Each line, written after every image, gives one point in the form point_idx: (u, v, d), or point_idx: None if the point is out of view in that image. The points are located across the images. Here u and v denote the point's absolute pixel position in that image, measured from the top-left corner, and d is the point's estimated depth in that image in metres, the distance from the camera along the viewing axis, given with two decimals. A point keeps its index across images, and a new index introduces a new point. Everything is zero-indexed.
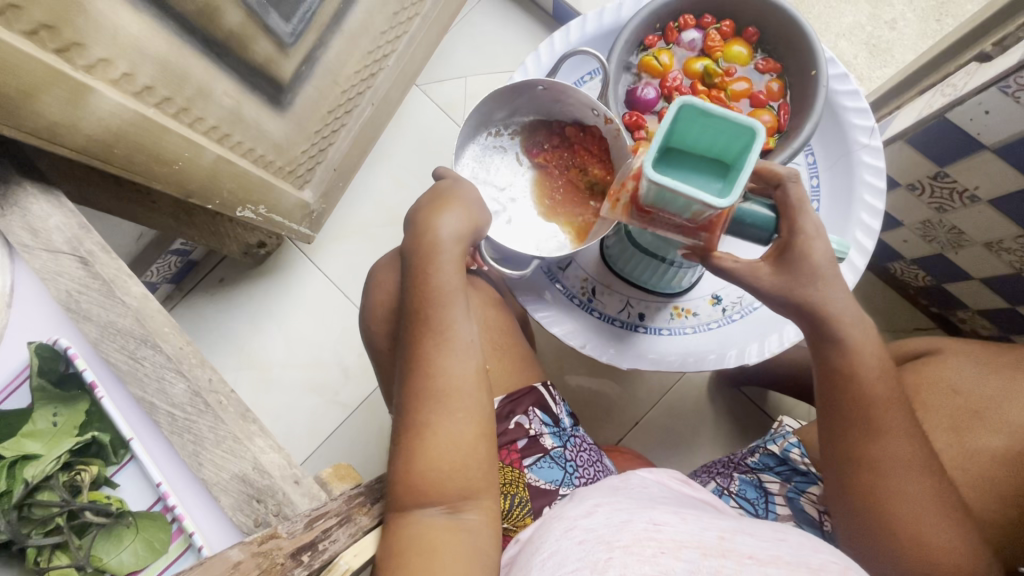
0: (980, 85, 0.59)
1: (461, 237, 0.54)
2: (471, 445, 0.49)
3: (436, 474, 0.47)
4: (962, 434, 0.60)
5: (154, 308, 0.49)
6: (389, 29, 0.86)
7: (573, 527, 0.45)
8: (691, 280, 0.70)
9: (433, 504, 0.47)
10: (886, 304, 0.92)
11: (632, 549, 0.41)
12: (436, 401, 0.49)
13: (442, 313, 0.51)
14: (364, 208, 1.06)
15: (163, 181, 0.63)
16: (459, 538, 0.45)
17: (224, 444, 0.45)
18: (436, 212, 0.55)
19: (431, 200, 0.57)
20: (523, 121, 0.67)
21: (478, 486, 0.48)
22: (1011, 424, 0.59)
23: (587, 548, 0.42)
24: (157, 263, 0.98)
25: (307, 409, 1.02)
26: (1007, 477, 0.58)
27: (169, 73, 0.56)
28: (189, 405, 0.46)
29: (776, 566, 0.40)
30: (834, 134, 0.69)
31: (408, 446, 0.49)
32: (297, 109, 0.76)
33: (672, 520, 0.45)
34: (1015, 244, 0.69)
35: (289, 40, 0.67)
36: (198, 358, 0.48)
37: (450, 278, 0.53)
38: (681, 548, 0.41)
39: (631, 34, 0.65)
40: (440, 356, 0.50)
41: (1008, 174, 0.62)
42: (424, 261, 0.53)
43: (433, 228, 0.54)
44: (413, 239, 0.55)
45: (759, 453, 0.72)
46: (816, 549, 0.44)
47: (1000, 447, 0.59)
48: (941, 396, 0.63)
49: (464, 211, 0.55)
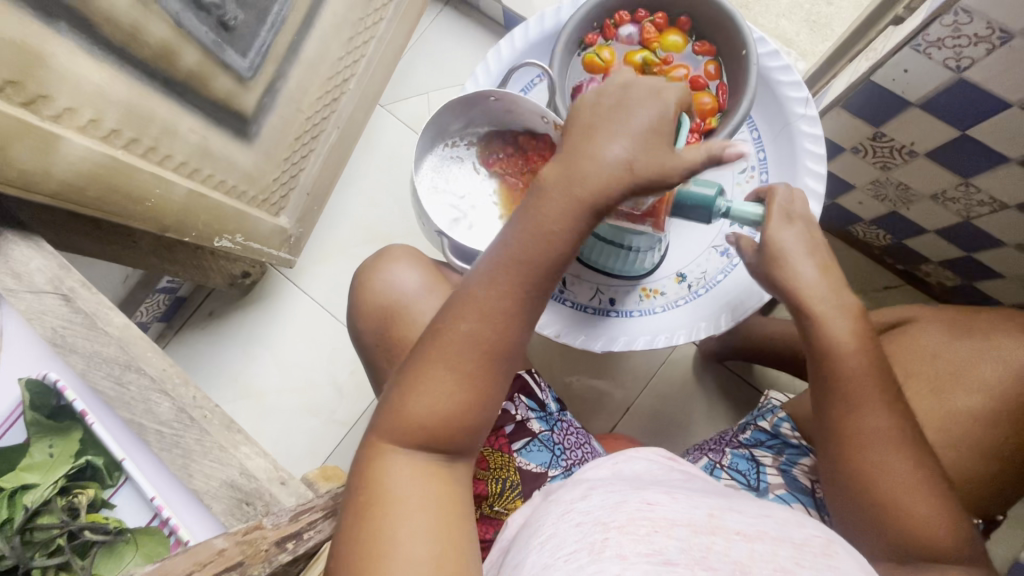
0: (894, 46, 0.62)
1: (624, 154, 0.45)
2: (474, 406, 0.46)
3: (432, 424, 0.45)
4: (942, 396, 0.57)
5: (136, 334, 0.53)
6: (346, 54, 0.90)
7: (571, 512, 0.46)
8: (653, 261, 0.73)
9: (418, 449, 0.46)
10: (853, 265, 0.95)
11: (627, 528, 0.42)
12: (477, 356, 0.45)
13: (541, 285, 0.46)
14: (343, 228, 1.09)
15: (138, 219, 0.66)
16: (444, 490, 0.45)
17: (211, 454, 0.48)
18: (605, 134, 0.46)
19: (616, 109, 0.47)
20: (478, 132, 0.71)
21: (466, 448, 0.47)
22: (985, 383, 0.56)
23: (584, 530, 0.43)
24: (146, 302, 1.01)
25: (306, 430, 1.04)
26: (977, 433, 0.56)
27: (135, 115, 0.60)
28: (176, 421, 0.49)
29: (762, 541, 0.42)
30: (773, 107, 0.73)
31: (415, 389, 0.45)
32: (263, 139, 0.79)
33: (664, 499, 0.45)
34: (957, 192, 0.72)
35: (248, 74, 0.71)
36: (182, 377, 0.52)
37: (573, 234, 0.46)
38: (671, 525, 0.42)
39: (570, 34, 0.68)
40: (503, 310, 0.46)
41: (935, 128, 0.66)
42: (563, 182, 0.45)
43: (598, 164, 0.45)
44: (574, 147, 0.46)
45: (751, 429, 0.69)
46: (800, 524, 0.45)
47: (977, 407, 0.56)
48: (921, 361, 0.59)
49: (649, 116, 0.46)
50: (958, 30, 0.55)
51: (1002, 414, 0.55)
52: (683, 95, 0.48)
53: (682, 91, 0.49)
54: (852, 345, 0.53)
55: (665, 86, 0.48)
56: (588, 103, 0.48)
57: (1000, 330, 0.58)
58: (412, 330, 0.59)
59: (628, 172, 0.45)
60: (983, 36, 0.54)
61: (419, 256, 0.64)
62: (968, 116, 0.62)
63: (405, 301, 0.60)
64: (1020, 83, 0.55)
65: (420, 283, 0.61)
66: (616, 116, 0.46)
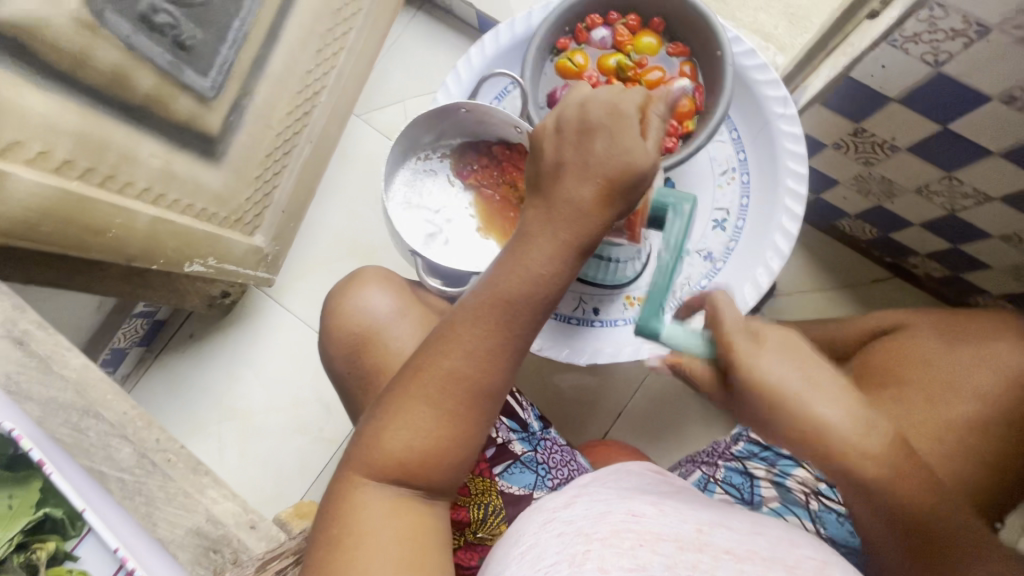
0: (870, 42, 0.60)
1: (596, 181, 0.44)
2: (445, 443, 0.44)
3: (404, 459, 0.44)
4: (938, 404, 0.54)
5: (95, 376, 0.57)
6: (315, 66, 0.87)
7: (552, 519, 0.40)
8: (635, 269, 0.71)
9: (391, 484, 0.44)
10: (842, 260, 0.94)
11: (611, 541, 0.36)
12: (458, 394, 0.44)
13: (517, 316, 0.44)
14: (323, 243, 1.07)
15: (99, 250, 0.64)
16: (416, 528, 0.44)
17: (175, 500, 0.53)
18: (577, 168, 0.44)
19: (579, 131, 0.45)
20: (450, 144, 0.69)
21: (441, 486, 0.45)
22: (980, 391, 0.54)
23: (566, 541, 0.37)
24: (123, 328, 0.98)
25: (292, 451, 1.01)
26: (975, 444, 0.53)
27: (89, 144, 0.58)
28: (135, 467, 0.54)
29: (752, 562, 0.36)
30: (751, 107, 0.71)
31: (386, 422, 0.44)
32: (232, 159, 0.77)
33: (651, 510, 0.40)
34: (940, 186, 0.71)
35: (210, 93, 0.69)
36: (142, 420, 0.56)
37: (560, 273, 0.45)
38: (658, 540, 0.37)
39: (541, 40, 0.66)
40: (487, 350, 0.44)
41: (917, 122, 0.65)
42: (542, 217, 0.45)
43: (567, 199, 0.44)
44: (547, 180, 0.46)
45: (743, 441, 0.68)
46: (794, 543, 0.39)
47: (972, 416, 0.53)
48: (916, 371, 0.56)
49: (614, 136, 0.44)
50: (934, 25, 0.54)
51: (997, 421, 0.53)
52: (643, 99, 0.46)
53: (641, 98, 0.46)
54: (860, 436, 0.41)
55: (622, 97, 0.45)
56: (550, 129, 0.47)
57: (993, 334, 0.56)
58: (386, 355, 0.58)
59: (604, 202, 0.44)
60: (959, 30, 0.52)
61: (389, 277, 0.63)
62: (949, 109, 0.61)
63: (378, 325, 0.59)
64: (1000, 76, 0.54)
65: (392, 307, 0.60)
66: (581, 139, 0.45)
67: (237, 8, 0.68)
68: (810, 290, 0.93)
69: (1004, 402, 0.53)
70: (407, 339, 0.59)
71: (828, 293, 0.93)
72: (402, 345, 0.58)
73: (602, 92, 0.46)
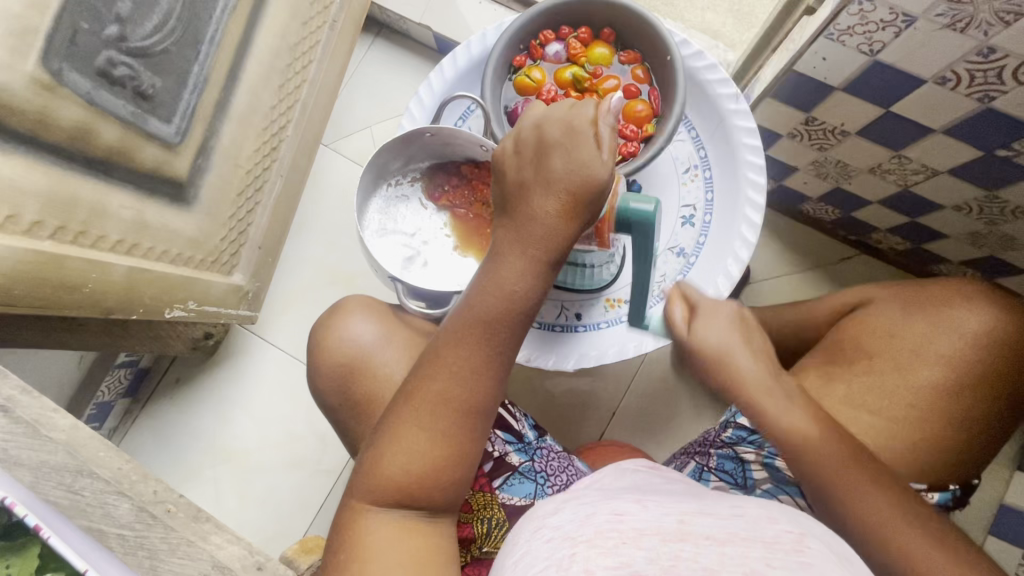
0: (809, 38, 0.64)
1: (560, 196, 0.46)
2: (439, 460, 0.45)
3: (400, 481, 0.45)
4: (905, 371, 0.57)
5: (85, 435, 0.56)
6: (279, 101, 0.87)
7: (542, 529, 0.41)
8: (612, 272, 0.73)
9: (394, 507, 0.45)
10: (811, 242, 0.97)
11: (595, 542, 0.37)
12: (450, 413, 0.45)
13: (498, 332, 0.46)
14: (302, 275, 1.07)
15: (76, 305, 0.63)
16: (423, 546, 0.45)
17: (179, 550, 0.52)
18: (535, 185, 0.47)
19: (539, 150, 0.47)
20: (420, 168, 0.71)
21: (442, 504, 0.46)
22: (944, 355, 0.56)
23: (554, 547, 0.38)
24: (107, 380, 0.97)
25: (291, 486, 1.00)
26: (943, 406, 0.56)
27: (58, 203, 0.58)
28: (136, 521, 0.53)
29: (733, 544, 0.37)
30: (704, 106, 0.74)
31: (381, 445, 0.46)
32: (204, 201, 0.77)
33: (635, 508, 0.40)
34: (892, 164, 0.74)
35: (176, 139, 0.69)
36: (139, 474, 0.56)
37: (533, 287, 0.47)
38: (641, 536, 0.37)
39: (498, 59, 0.68)
40: (473, 368, 0.46)
41: (863, 108, 0.68)
42: (512, 237, 0.47)
43: (531, 213, 0.47)
44: (515, 201, 0.48)
45: (732, 427, 0.68)
46: (771, 519, 0.40)
47: (939, 379, 0.56)
48: (878, 340, 0.60)
49: (571, 152, 0.46)
50: (865, 18, 0.57)
51: (961, 382, 0.56)
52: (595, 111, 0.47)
53: (592, 111, 0.47)
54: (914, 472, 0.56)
55: (574, 112, 0.47)
56: (510, 151, 0.49)
57: (950, 300, 0.58)
58: (374, 382, 0.59)
59: (569, 216, 0.46)
60: (888, 21, 0.56)
61: (372, 305, 0.64)
62: (889, 93, 0.64)
63: (364, 355, 0.60)
64: (930, 61, 0.57)
65: (374, 334, 0.60)
66: (539, 159, 0.47)
67: (194, 53, 0.69)
68: (783, 274, 0.96)
69: (971, 364, 0.56)
70: (394, 365, 0.59)
71: (801, 276, 0.96)
72: (388, 372, 0.59)
73: (554, 109, 0.49)
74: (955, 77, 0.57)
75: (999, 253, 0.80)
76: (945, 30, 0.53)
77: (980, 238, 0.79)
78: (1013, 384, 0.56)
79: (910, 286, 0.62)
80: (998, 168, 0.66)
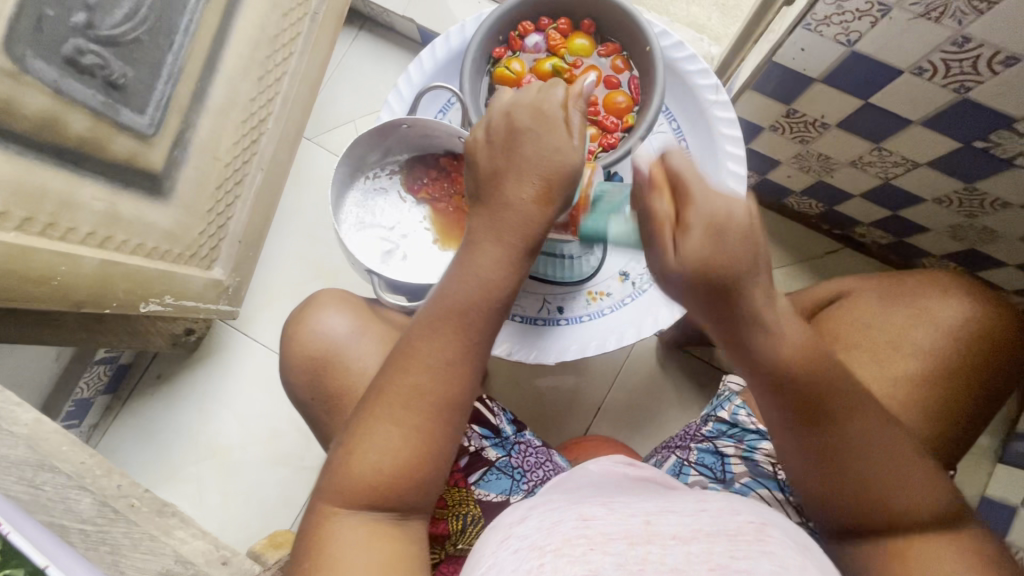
0: (788, 29, 0.63)
1: (535, 182, 0.45)
2: (411, 455, 0.45)
3: (372, 479, 0.44)
4: (882, 363, 0.57)
5: (47, 431, 0.57)
6: (258, 93, 0.86)
7: (508, 536, 0.40)
8: (592, 264, 0.73)
9: (366, 506, 0.45)
10: (795, 236, 0.97)
11: (562, 551, 0.36)
12: (422, 408, 0.45)
13: (471, 324, 0.46)
14: (285, 270, 1.06)
15: (44, 299, 0.62)
16: (392, 548, 0.44)
17: (143, 545, 0.51)
18: (510, 174, 0.46)
19: (508, 138, 0.47)
20: (398, 160, 0.70)
21: (415, 501, 0.46)
22: (920, 348, 0.56)
23: (520, 556, 0.37)
24: (85, 376, 0.96)
25: (273, 483, 0.99)
26: (919, 400, 0.55)
27: (24, 193, 0.57)
28: (99, 516, 0.52)
29: (698, 542, 0.37)
30: (684, 97, 0.74)
31: (352, 442, 0.45)
32: (180, 195, 0.76)
33: (601, 511, 0.40)
34: (872, 156, 0.74)
35: (149, 130, 0.68)
36: (101, 469, 0.58)
37: (507, 278, 0.46)
38: (608, 541, 0.37)
39: (476, 50, 0.67)
40: (448, 360, 0.45)
41: (843, 100, 0.68)
42: (487, 225, 0.47)
43: (506, 201, 0.46)
44: (490, 189, 0.47)
45: (712, 420, 0.68)
46: (735, 511, 0.41)
47: (915, 371, 0.56)
48: (857, 335, 0.59)
49: (543, 137, 0.46)
50: (842, 8, 0.56)
51: (936, 375, 0.56)
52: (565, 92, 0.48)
53: (562, 95, 0.48)
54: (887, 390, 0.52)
55: (543, 98, 0.48)
56: (481, 142, 0.49)
57: (924, 293, 0.58)
58: (349, 375, 0.58)
59: (545, 201, 0.46)
60: (864, 11, 0.55)
61: (344, 297, 0.63)
62: (868, 85, 0.64)
63: (337, 347, 0.59)
64: (908, 51, 0.57)
65: (350, 327, 0.60)
66: (511, 145, 0.47)
67: (168, 43, 0.68)
68: None
69: (942, 356, 0.56)
70: (369, 359, 0.59)
71: (785, 271, 0.96)
72: (365, 364, 0.58)
73: (523, 97, 0.49)
74: (932, 68, 0.57)
75: (980, 246, 0.80)
76: (919, 19, 0.53)
77: (961, 232, 0.79)
78: (987, 378, 0.55)
79: (888, 280, 0.62)
80: (976, 159, 0.66)
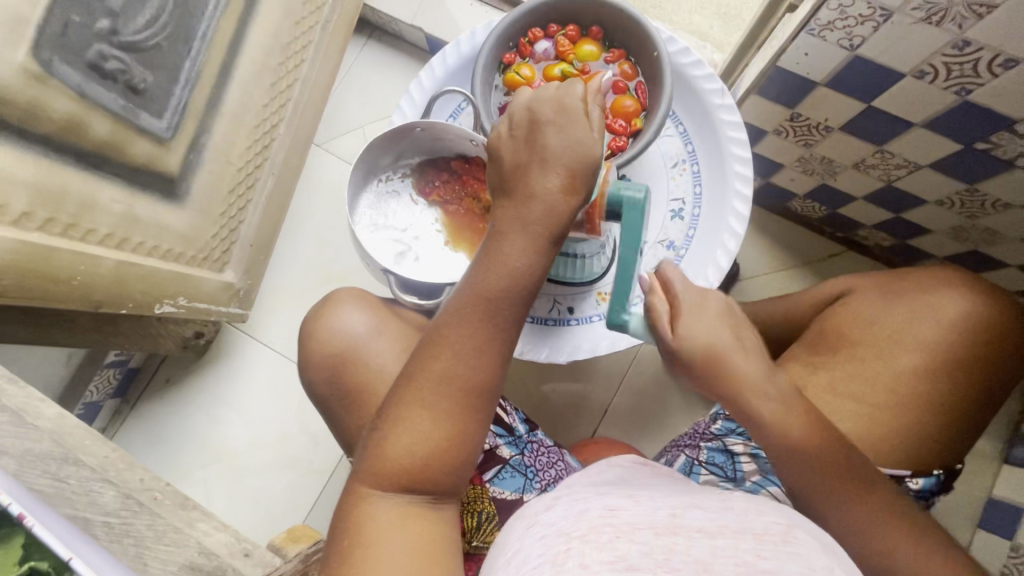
0: (792, 34, 0.65)
1: (559, 174, 0.47)
2: (442, 440, 0.45)
3: (405, 464, 0.45)
4: (890, 356, 0.58)
5: (71, 425, 0.58)
6: (271, 99, 0.87)
7: (534, 523, 0.41)
8: (603, 264, 0.74)
9: (401, 491, 0.45)
10: (799, 240, 0.98)
11: (589, 537, 0.37)
12: (453, 394, 0.45)
13: (499, 310, 0.47)
14: (294, 274, 1.07)
15: (62, 298, 0.63)
16: (427, 531, 0.45)
17: (165, 538, 0.52)
18: (534, 167, 0.47)
19: (531, 132, 0.48)
20: (411, 163, 0.71)
21: (449, 486, 0.46)
22: (926, 340, 0.57)
23: (548, 542, 0.38)
24: (96, 379, 0.96)
25: (281, 487, 1.00)
26: (926, 391, 0.56)
27: (46, 194, 0.58)
28: (123, 509, 0.53)
29: (724, 538, 0.37)
30: (691, 100, 0.76)
31: (384, 428, 0.46)
32: (195, 198, 0.77)
33: (628, 503, 0.40)
34: (876, 159, 0.76)
35: (167, 134, 0.70)
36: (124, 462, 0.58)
37: (535, 265, 0.47)
38: (634, 530, 0.38)
39: (487, 55, 0.69)
40: (478, 346, 0.46)
41: (847, 103, 0.69)
42: (513, 216, 0.47)
43: (530, 192, 0.47)
44: (513, 182, 0.48)
45: (722, 419, 0.69)
46: (761, 512, 0.40)
47: (921, 363, 0.57)
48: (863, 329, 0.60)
49: (565, 131, 0.47)
50: (845, 13, 0.58)
51: (944, 366, 0.56)
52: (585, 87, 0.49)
53: (582, 91, 0.49)
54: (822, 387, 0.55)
55: (565, 92, 0.48)
56: (504, 136, 0.50)
57: (928, 287, 0.59)
58: (367, 372, 0.59)
59: (569, 192, 0.47)
60: (866, 16, 0.57)
61: (360, 296, 0.64)
62: (871, 89, 0.65)
63: (358, 344, 0.60)
64: (909, 55, 0.58)
65: (368, 324, 0.61)
66: (534, 139, 0.48)
67: (185, 50, 0.70)
68: (773, 271, 0.97)
69: (949, 347, 0.57)
70: (388, 355, 0.59)
71: (790, 274, 0.97)
72: (382, 361, 0.59)
73: (545, 92, 0.49)
74: (933, 71, 0.59)
75: (984, 247, 0.81)
76: (920, 24, 0.54)
77: (963, 234, 0.81)
78: (993, 368, 0.57)
79: (895, 274, 0.63)
80: (978, 161, 0.68)
